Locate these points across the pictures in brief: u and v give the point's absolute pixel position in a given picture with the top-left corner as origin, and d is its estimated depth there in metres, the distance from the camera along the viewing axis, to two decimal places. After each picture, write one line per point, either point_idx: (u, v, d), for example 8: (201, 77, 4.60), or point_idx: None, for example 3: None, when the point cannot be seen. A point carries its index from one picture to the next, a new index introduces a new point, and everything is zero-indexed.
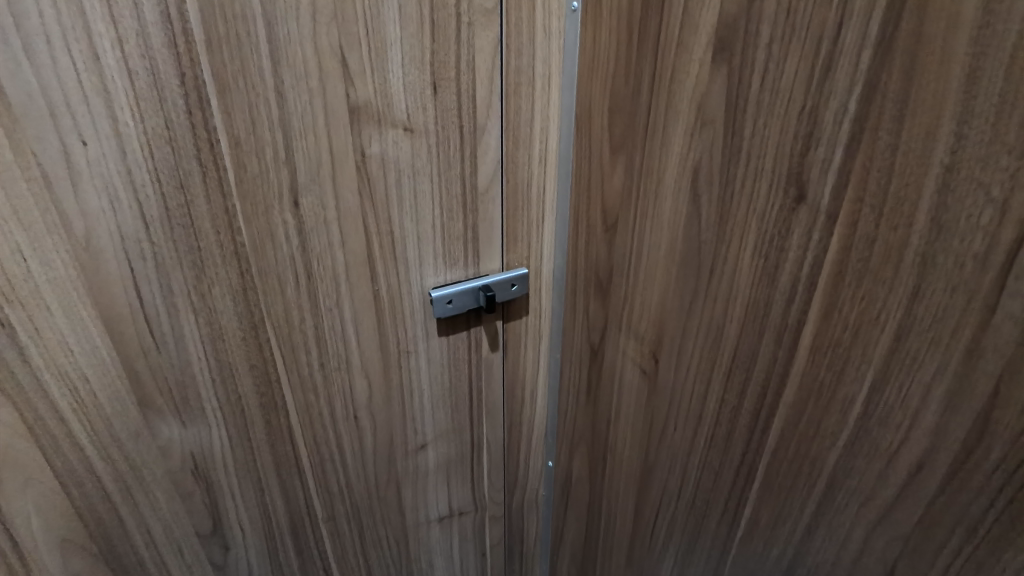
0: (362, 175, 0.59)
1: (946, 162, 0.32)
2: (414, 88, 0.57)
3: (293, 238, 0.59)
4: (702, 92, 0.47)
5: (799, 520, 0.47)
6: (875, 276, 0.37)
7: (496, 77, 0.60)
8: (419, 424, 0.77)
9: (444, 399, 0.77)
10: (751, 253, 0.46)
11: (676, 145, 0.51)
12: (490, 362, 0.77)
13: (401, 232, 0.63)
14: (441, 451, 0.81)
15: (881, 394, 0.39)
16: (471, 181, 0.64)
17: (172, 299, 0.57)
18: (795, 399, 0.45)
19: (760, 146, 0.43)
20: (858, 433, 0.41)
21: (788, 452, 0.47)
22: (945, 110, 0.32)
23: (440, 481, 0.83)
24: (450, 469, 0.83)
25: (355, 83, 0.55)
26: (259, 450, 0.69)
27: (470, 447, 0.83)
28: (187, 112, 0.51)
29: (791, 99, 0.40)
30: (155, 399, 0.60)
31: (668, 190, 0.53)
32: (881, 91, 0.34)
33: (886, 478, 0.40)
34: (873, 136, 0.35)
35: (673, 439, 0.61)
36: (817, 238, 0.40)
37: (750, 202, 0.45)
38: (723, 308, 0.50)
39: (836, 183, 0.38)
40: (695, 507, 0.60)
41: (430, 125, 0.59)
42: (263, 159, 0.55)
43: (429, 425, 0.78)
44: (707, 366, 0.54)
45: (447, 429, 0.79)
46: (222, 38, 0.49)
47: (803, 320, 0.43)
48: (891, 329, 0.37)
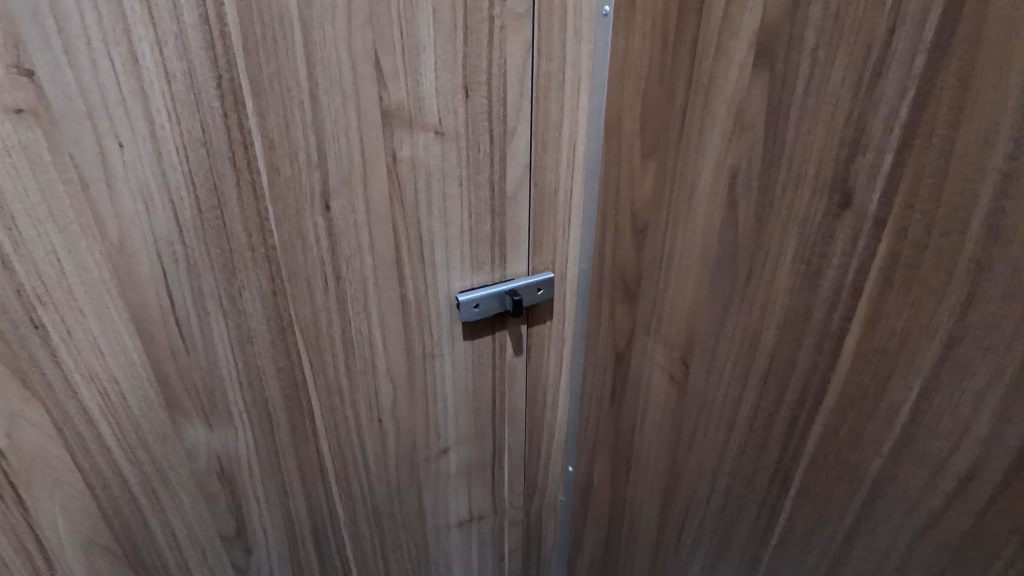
0: (392, 178, 0.59)
1: (1005, 168, 0.32)
2: (446, 92, 0.57)
3: (324, 241, 0.59)
4: (741, 97, 0.47)
5: (837, 529, 0.47)
6: (926, 283, 0.37)
7: (527, 81, 0.60)
8: (442, 429, 0.77)
9: (467, 404, 0.76)
10: (791, 259, 0.46)
11: (713, 149, 0.51)
12: (513, 367, 0.76)
13: (429, 235, 0.63)
14: (463, 456, 0.81)
15: (930, 402, 0.38)
16: (499, 185, 0.64)
17: (203, 301, 0.57)
18: (835, 406, 0.45)
19: (803, 152, 0.43)
20: (904, 440, 0.41)
21: (828, 459, 0.47)
22: (1004, 116, 0.32)
23: (461, 485, 0.83)
24: (471, 473, 0.83)
25: (388, 85, 0.55)
26: (284, 452, 0.69)
27: (491, 451, 0.82)
28: (223, 114, 0.51)
29: (837, 105, 0.40)
30: (183, 402, 0.60)
31: (703, 195, 0.53)
32: (935, 97, 0.34)
33: (934, 486, 0.40)
34: (925, 142, 0.35)
35: (702, 446, 0.61)
36: (863, 244, 0.40)
37: (791, 207, 0.45)
38: (760, 314, 0.50)
39: (885, 189, 0.38)
40: (725, 514, 0.60)
41: (461, 128, 0.59)
42: (295, 162, 0.55)
43: (452, 429, 0.77)
44: (741, 372, 0.53)
45: (469, 433, 0.79)
46: (259, 41, 0.49)
47: (846, 326, 0.43)
48: (942, 336, 0.37)
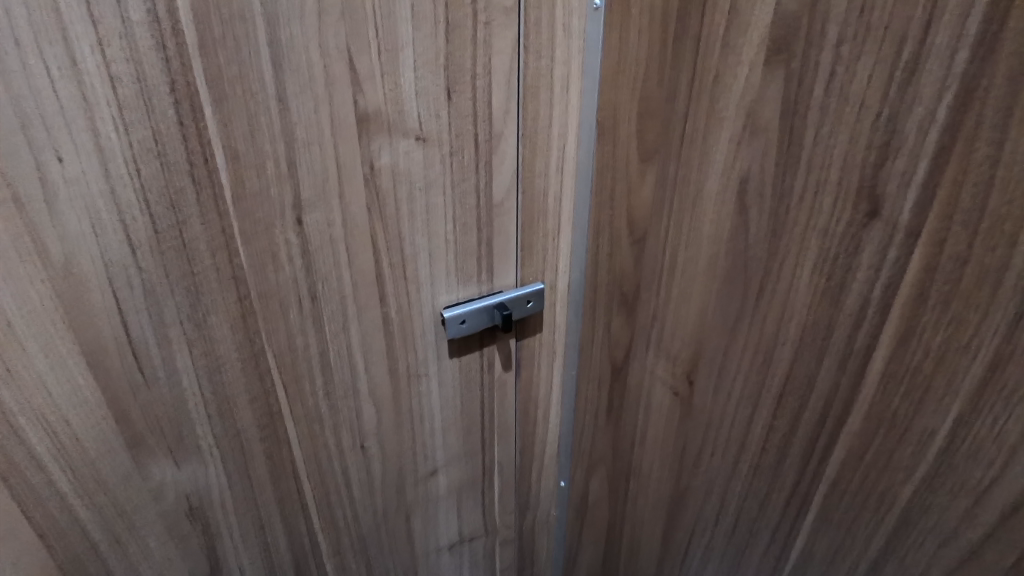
0: (371, 188, 0.54)
1: None
2: (428, 94, 0.52)
3: (297, 259, 0.54)
4: (754, 97, 0.44)
5: (862, 557, 0.44)
6: (966, 300, 0.34)
7: (514, 81, 0.55)
8: (430, 450, 0.72)
9: (456, 424, 0.72)
10: (810, 272, 0.42)
11: (721, 153, 0.47)
12: (503, 382, 0.72)
13: (412, 248, 0.59)
14: (453, 477, 0.76)
15: (969, 428, 0.35)
16: (486, 192, 0.59)
17: (164, 330, 0.51)
18: (860, 429, 0.42)
19: (823, 157, 0.40)
20: (939, 468, 0.38)
21: (851, 484, 0.44)
22: None
23: (451, 507, 0.79)
24: (461, 494, 0.79)
25: (364, 87, 0.50)
26: (260, 485, 0.63)
27: (482, 470, 0.78)
28: (179, 123, 0.45)
29: (864, 106, 0.36)
30: (146, 439, 0.55)
31: (710, 201, 0.50)
32: (979, 98, 0.31)
33: (973, 518, 0.37)
34: (968, 147, 0.32)
35: (711, 464, 0.58)
36: (893, 257, 0.37)
37: (809, 216, 0.42)
38: (774, 329, 0.47)
39: (919, 198, 0.35)
40: (736, 535, 0.57)
41: (445, 133, 0.55)
42: (263, 174, 0.49)
43: (440, 450, 0.73)
44: (753, 390, 0.50)
45: (459, 453, 0.75)
46: (217, 41, 0.44)
47: (872, 345, 0.40)
48: (984, 358, 0.34)
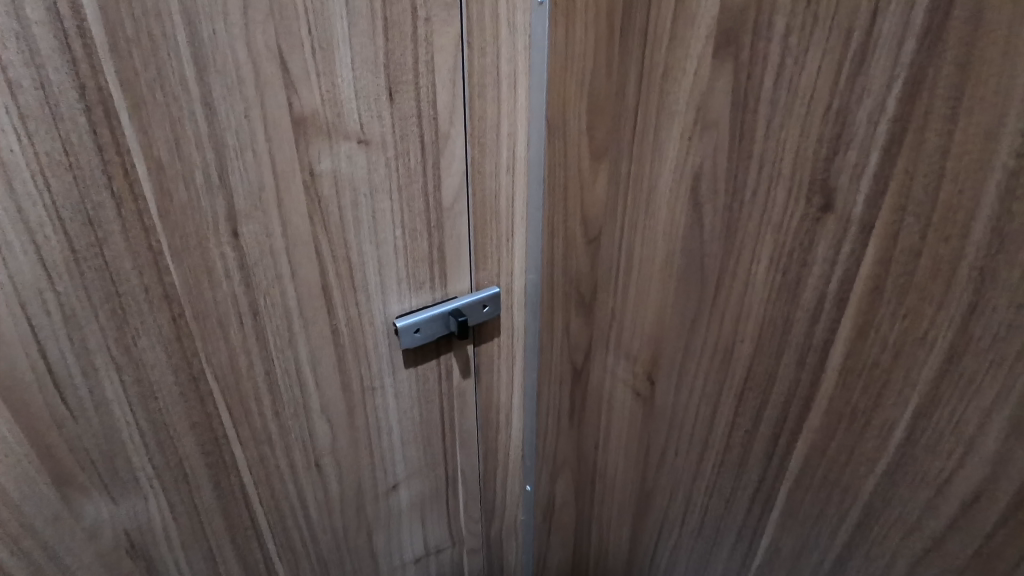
0: (312, 196, 0.51)
1: (1011, 166, 0.29)
2: (368, 94, 0.50)
3: (235, 273, 0.50)
4: (703, 91, 0.43)
5: (827, 551, 0.44)
6: (921, 292, 0.34)
7: (459, 79, 0.53)
8: (390, 465, 0.70)
9: (416, 435, 0.70)
10: (766, 267, 0.42)
11: (672, 148, 0.46)
12: (463, 390, 0.70)
13: (359, 257, 0.56)
14: (415, 491, 0.74)
15: (928, 420, 0.35)
16: (435, 196, 0.57)
17: (89, 357, 0.47)
18: (822, 424, 0.42)
19: (775, 151, 0.39)
20: (900, 460, 0.38)
21: (814, 479, 0.43)
22: (1009, 108, 0.28)
23: (414, 521, 0.76)
24: (424, 506, 0.76)
25: (298, 89, 0.47)
26: (208, 515, 0.60)
27: (445, 481, 0.76)
28: (92, 131, 0.41)
29: (814, 98, 0.36)
30: (76, 475, 0.50)
31: (663, 198, 0.49)
32: (928, 88, 0.31)
33: (935, 508, 0.37)
34: (918, 138, 0.32)
35: (676, 463, 0.57)
36: (848, 250, 0.36)
37: (763, 211, 0.41)
38: (733, 326, 0.46)
39: (872, 190, 0.34)
40: (703, 533, 0.57)
41: (388, 135, 0.52)
42: (191, 184, 0.46)
43: (400, 464, 0.70)
44: (714, 388, 0.50)
45: (420, 465, 0.72)
46: (131, 41, 0.40)
47: (830, 340, 0.39)
48: (940, 350, 0.34)
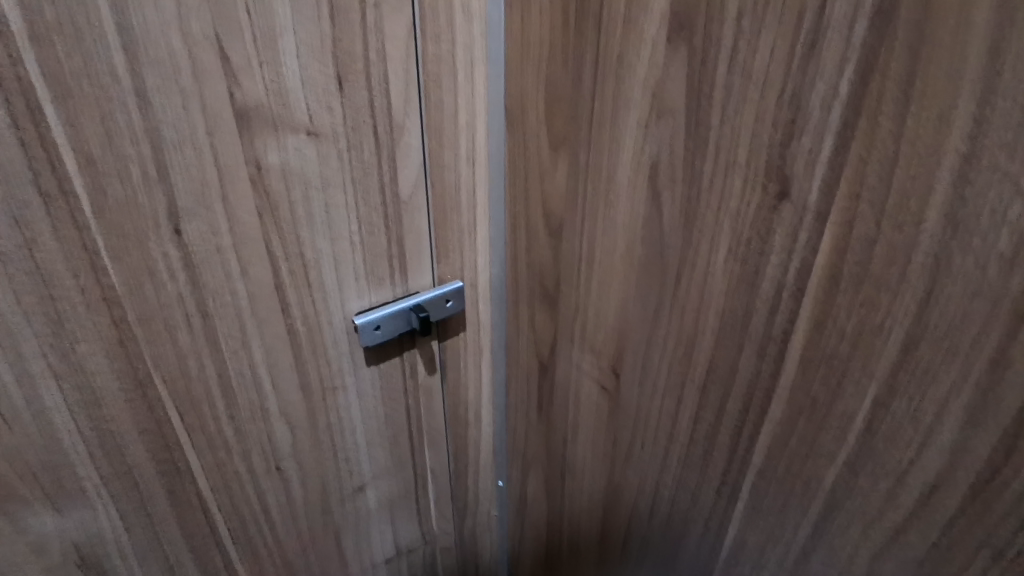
0: (260, 191, 0.49)
1: (964, 150, 0.28)
2: (316, 85, 0.48)
3: (179, 273, 0.48)
4: (658, 77, 0.41)
5: (791, 542, 0.44)
6: (877, 280, 0.33)
7: (412, 67, 0.51)
8: (355, 466, 0.68)
9: (382, 435, 0.68)
10: (725, 257, 0.41)
11: (630, 137, 0.45)
12: (429, 388, 0.69)
13: (313, 254, 0.54)
14: (383, 491, 0.72)
15: (886, 409, 0.35)
16: (392, 189, 0.55)
17: (23, 365, 0.45)
18: (783, 415, 0.41)
19: (730, 138, 0.38)
20: (860, 450, 0.37)
21: (777, 471, 0.43)
22: (961, 90, 0.27)
23: (384, 521, 0.75)
24: (394, 506, 0.75)
25: (241, 79, 0.45)
26: (164, 524, 0.57)
27: (414, 479, 0.74)
28: (14, 126, 0.39)
29: (767, 84, 0.35)
30: (16, 487, 0.48)
31: (623, 189, 0.48)
32: (880, 71, 0.30)
33: (894, 499, 0.36)
34: (871, 123, 0.31)
35: (643, 456, 0.57)
36: (804, 239, 0.36)
37: (721, 200, 0.40)
38: (694, 317, 0.45)
39: (826, 177, 0.34)
40: (671, 526, 0.56)
41: (339, 127, 0.50)
42: (127, 181, 0.44)
43: (367, 465, 0.69)
44: (678, 379, 0.49)
45: (387, 465, 0.71)
46: (52, 29, 0.38)
47: (789, 331, 0.39)
48: (897, 339, 0.33)
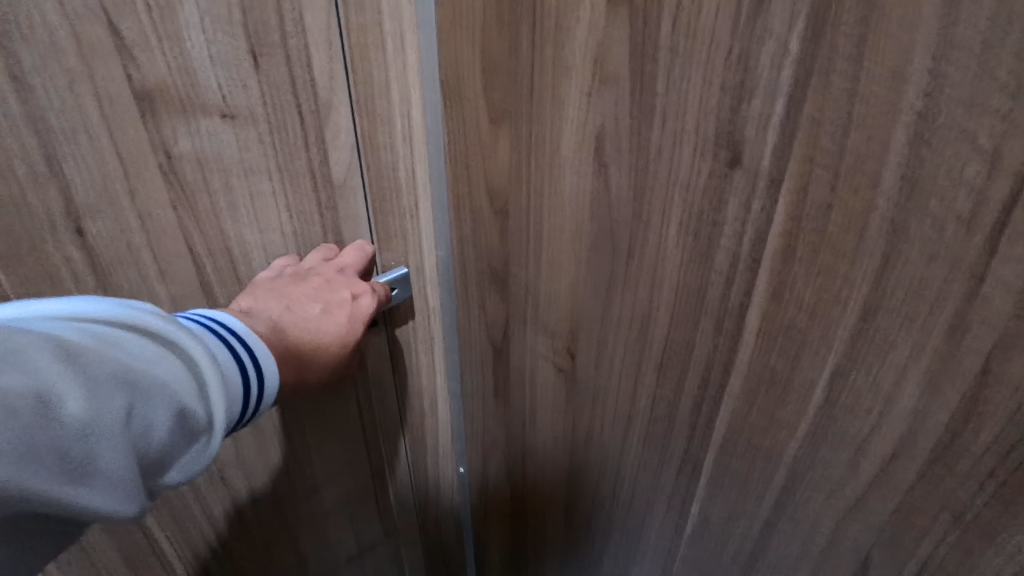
0: (173, 181, 0.44)
1: (920, 107, 0.26)
2: (227, 61, 0.43)
3: (86, 278, 0.43)
4: (599, 41, 0.39)
5: (755, 515, 0.43)
6: (834, 247, 0.32)
7: (335, 38, 0.47)
8: (306, 466, 0.65)
9: (332, 433, 0.65)
10: (677, 230, 0.39)
11: (572, 107, 0.43)
12: (379, 380, 0.65)
13: (241, 247, 0.50)
14: (338, 490, 0.69)
15: (846, 379, 0.34)
16: (323, 173, 0.51)
17: None
18: (742, 390, 0.40)
19: (677, 104, 0.36)
20: (820, 421, 0.36)
21: (738, 445, 0.42)
22: (917, 43, 0.26)
23: (342, 519, 0.72)
24: (352, 503, 0.72)
25: (138, 56, 0.40)
26: (98, 548, 0.53)
27: (371, 475, 0.72)
28: None
29: (714, 44, 0.33)
30: None
31: (568, 162, 0.45)
32: (831, 25, 0.28)
33: (855, 468, 0.35)
34: (823, 82, 0.29)
35: (603, 436, 0.55)
36: (757, 208, 0.34)
37: (670, 171, 0.38)
38: (648, 293, 0.44)
39: (778, 141, 0.32)
40: (635, 505, 0.55)
41: (257, 107, 0.45)
42: (11, 177, 0.38)
43: (319, 464, 0.65)
44: (634, 358, 0.48)
45: (341, 463, 0.68)
46: None
47: (745, 303, 0.37)
48: (855, 307, 0.32)
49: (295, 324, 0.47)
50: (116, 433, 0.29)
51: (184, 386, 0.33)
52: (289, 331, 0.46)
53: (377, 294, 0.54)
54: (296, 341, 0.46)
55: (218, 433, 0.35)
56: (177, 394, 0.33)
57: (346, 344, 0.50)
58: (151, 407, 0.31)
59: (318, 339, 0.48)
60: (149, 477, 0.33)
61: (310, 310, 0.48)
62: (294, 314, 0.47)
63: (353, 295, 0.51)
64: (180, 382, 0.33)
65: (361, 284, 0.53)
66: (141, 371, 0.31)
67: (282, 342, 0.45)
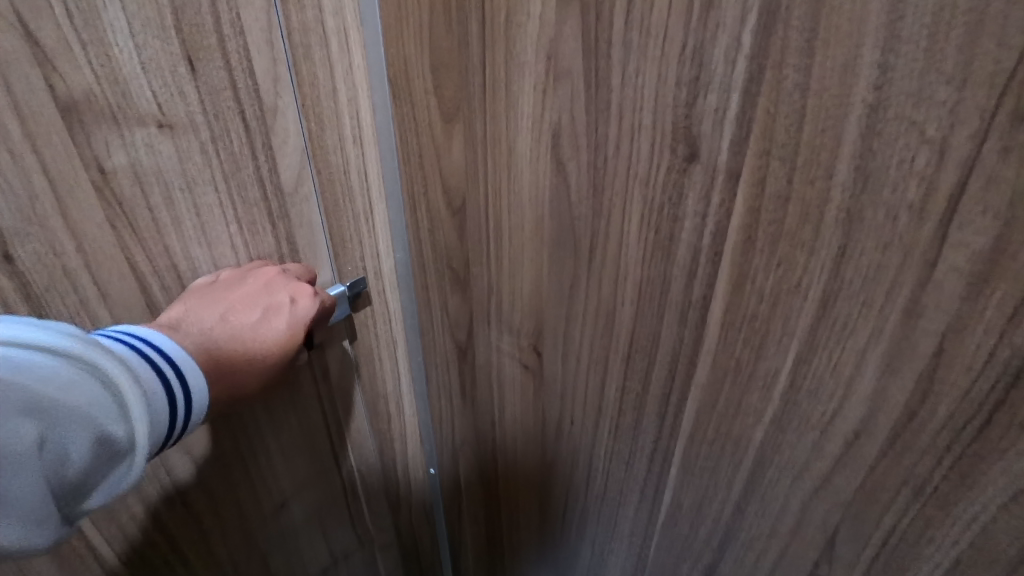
0: (108, 198, 0.40)
1: (870, 100, 0.27)
2: (160, 66, 0.39)
3: (19, 307, 0.39)
4: (551, 37, 0.38)
5: (726, 500, 0.44)
6: (792, 239, 0.32)
7: (277, 40, 0.45)
8: (273, 484, 0.62)
9: (298, 447, 0.62)
10: (638, 225, 0.39)
11: (527, 104, 0.42)
12: (344, 389, 0.63)
13: (189, 264, 0.46)
14: (308, 504, 0.67)
15: (808, 365, 0.35)
16: (272, 181, 0.48)
17: None
18: (709, 379, 0.41)
19: (633, 100, 0.36)
20: (785, 406, 0.37)
21: (707, 433, 0.43)
22: (865, 37, 0.26)
23: (314, 532, 0.70)
24: (322, 516, 0.70)
25: (58, 64, 0.36)
26: None
27: (340, 484, 0.70)
28: None
29: (668, 39, 0.32)
30: None
31: (525, 160, 0.45)
32: (783, 21, 0.28)
33: (820, 449, 0.36)
34: (777, 76, 0.29)
35: (573, 430, 0.56)
36: (717, 202, 0.34)
37: (629, 166, 0.38)
38: (612, 288, 0.44)
39: (735, 136, 0.32)
40: (608, 495, 0.56)
41: (197, 115, 0.42)
42: None
43: (286, 481, 0.63)
44: (601, 352, 0.48)
45: (309, 476, 0.65)
46: None
47: (708, 295, 0.38)
48: (815, 296, 0.32)
49: (226, 334, 0.44)
50: (22, 462, 0.30)
51: (100, 413, 0.33)
52: (216, 343, 0.43)
53: (321, 298, 0.51)
54: (224, 354, 0.43)
55: (143, 456, 0.35)
56: (94, 418, 0.33)
57: (284, 353, 0.47)
58: (60, 433, 0.32)
59: (252, 351, 0.45)
60: (70, 497, 0.34)
61: (246, 318, 0.45)
62: (227, 324, 0.45)
63: (293, 299, 0.48)
64: (97, 407, 0.33)
65: (303, 286, 0.50)
66: (50, 397, 0.31)
67: (210, 356, 0.42)
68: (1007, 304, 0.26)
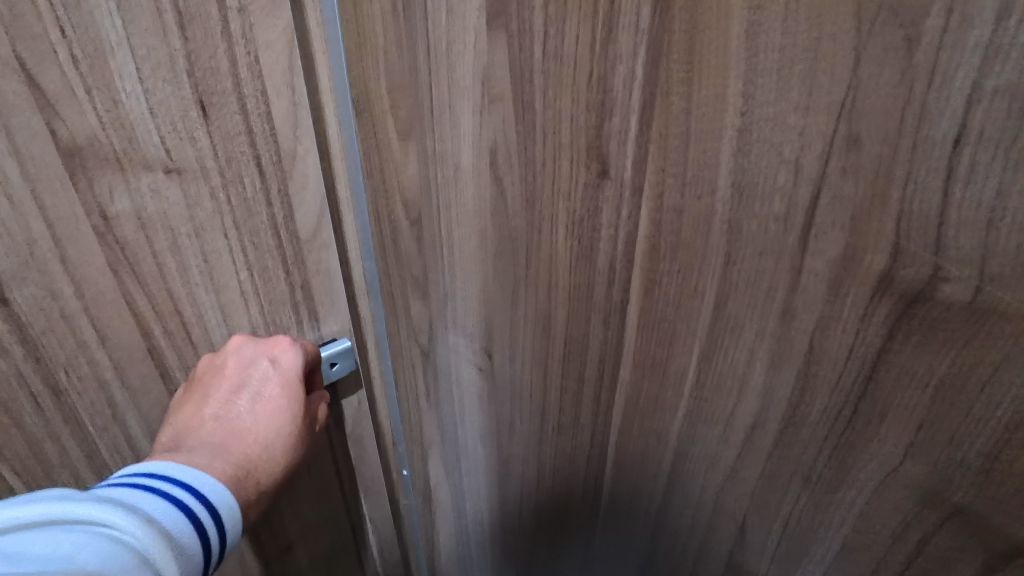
0: (108, 240, 0.42)
1: (739, 124, 0.30)
2: (169, 112, 0.40)
3: (14, 348, 0.41)
4: (484, 63, 0.42)
5: (654, 489, 0.48)
6: (689, 248, 0.36)
7: (299, 84, 0.44)
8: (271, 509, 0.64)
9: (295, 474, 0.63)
10: (565, 236, 0.43)
11: (467, 124, 0.45)
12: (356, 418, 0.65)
13: (193, 307, 0.48)
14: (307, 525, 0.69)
15: (710, 363, 0.38)
16: (286, 226, 0.49)
17: None
18: (631, 376, 0.44)
19: (554, 121, 0.39)
20: (694, 401, 0.40)
21: (634, 428, 0.46)
22: (730, 70, 0.30)
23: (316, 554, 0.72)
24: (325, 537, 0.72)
25: (62, 111, 0.37)
26: None
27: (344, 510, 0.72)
28: None
29: (577, 68, 0.36)
30: None
31: (467, 177, 0.48)
32: (665, 57, 0.32)
33: (726, 440, 0.40)
34: (665, 102, 0.33)
35: (523, 428, 0.59)
36: (626, 213, 0.38)
37: (554, 180, 0.42)
38: (547, 294, 0.47)
39: (637, 154, 0.36)
40: (559, 484, 0.60)
41: (205, 157, 0.42)
42: None
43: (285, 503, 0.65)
44: (542, 353, 0.52)
45: (305, 502, 0.67)
46: None
47: (626, 299, 0.41)
48: (710, 299, 0.36)
49: (235, 431, 0.49)
50: None
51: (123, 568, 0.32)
52: (236, 440, 0.49)
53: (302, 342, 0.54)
54: (250, 444, 0.49)
55: None
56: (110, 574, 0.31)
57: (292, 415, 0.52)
58: None
59: (265, 431, 0.50)
60: None
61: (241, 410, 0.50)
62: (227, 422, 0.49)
63: (273, 358, 0.51)
64: (109, 563, 0.31)
65: (275, 342, 0.52)
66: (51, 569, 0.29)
67: (231, 456, 0.47)
68: (859, 303, 0.30)
